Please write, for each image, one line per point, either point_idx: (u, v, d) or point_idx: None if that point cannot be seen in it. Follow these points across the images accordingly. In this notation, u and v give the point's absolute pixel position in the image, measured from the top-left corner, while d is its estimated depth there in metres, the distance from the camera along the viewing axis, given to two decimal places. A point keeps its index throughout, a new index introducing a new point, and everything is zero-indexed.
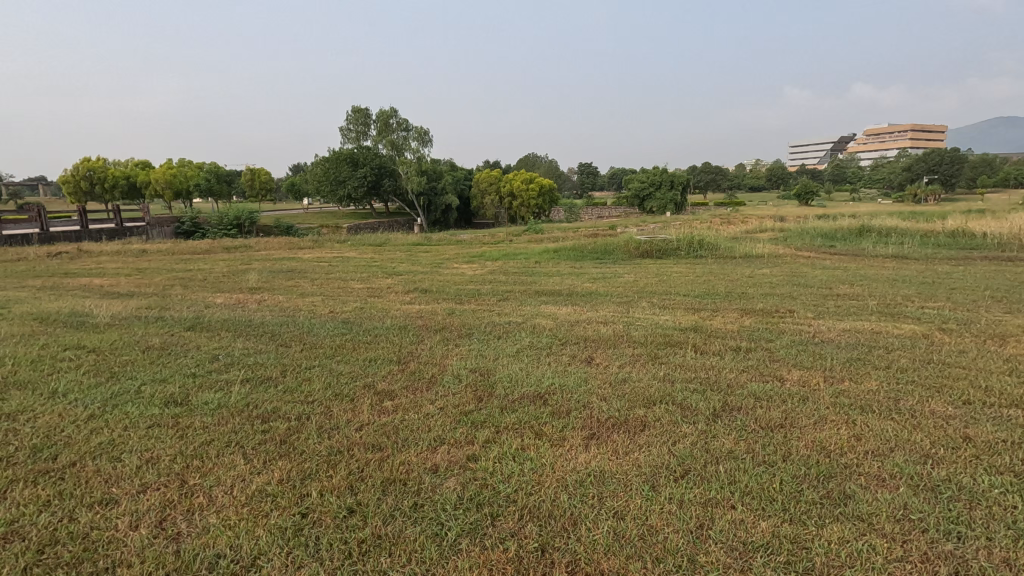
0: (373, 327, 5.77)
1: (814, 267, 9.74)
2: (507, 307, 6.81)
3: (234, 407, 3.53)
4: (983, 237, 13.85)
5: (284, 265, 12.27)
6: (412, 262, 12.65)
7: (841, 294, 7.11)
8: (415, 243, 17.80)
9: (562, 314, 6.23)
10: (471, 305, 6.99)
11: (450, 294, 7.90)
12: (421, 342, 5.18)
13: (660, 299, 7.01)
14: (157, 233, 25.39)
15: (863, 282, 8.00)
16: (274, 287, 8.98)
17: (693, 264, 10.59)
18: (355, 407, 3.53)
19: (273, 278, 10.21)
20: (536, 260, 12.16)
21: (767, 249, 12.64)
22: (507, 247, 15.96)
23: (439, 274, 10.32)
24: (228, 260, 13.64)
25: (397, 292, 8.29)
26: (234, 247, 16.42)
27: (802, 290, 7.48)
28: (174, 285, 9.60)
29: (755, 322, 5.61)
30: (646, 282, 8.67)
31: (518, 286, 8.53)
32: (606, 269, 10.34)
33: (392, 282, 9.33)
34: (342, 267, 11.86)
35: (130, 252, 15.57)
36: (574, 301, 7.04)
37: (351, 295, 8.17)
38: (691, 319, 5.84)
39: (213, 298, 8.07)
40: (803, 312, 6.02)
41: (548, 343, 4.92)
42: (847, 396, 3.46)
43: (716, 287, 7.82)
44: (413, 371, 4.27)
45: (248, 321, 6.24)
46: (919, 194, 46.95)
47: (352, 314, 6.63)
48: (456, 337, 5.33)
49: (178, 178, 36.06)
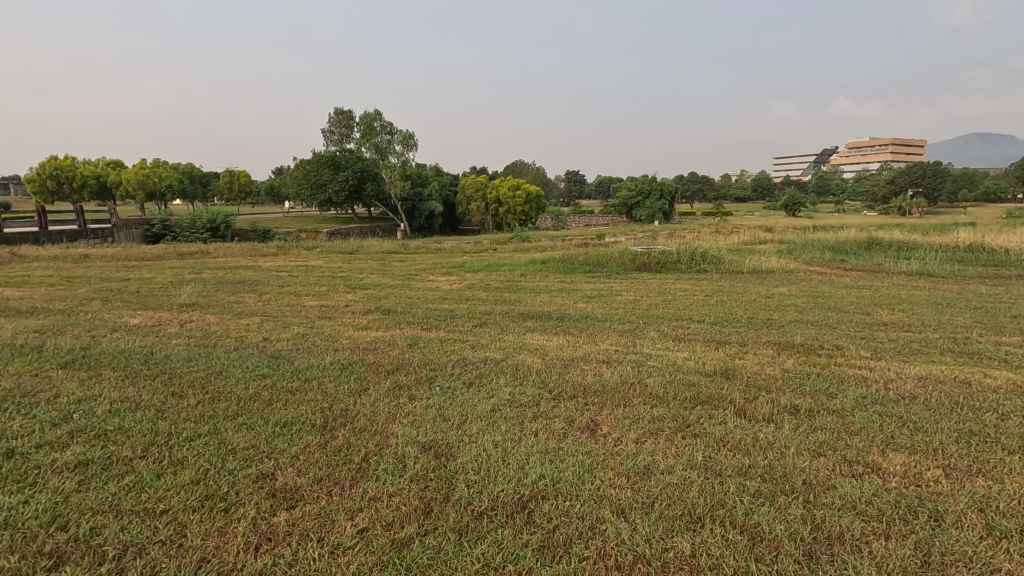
0: (307, 366, 4.42)
1: (836, 286, 8.59)
2: (483, 336, 5.47)
3: (21, 531, 2.16)
4: (1001, 254, 12.90)
5: (236, 276, 10.75)
6: (382, 273, 11.24)
7: (888, 322, 5.90)
8: (390, 249, 16.44)
9: (551, 349, 4.93)
10: (439, 334, 5.65)
11: (417, 317, 6.56)
12: (364, 392, 3.82)
13: (672, 327, 5.77)
14: (123, 236, 23.59)
15: (904, 307, 6.81)
16: (211, 304, 7.56)
17: (697, 280, 9.40)
18: (226, 528, 2.22)
19: (215, 292, 8.78)
20: (521, 274, 10.81)
21: (775, 262, 11.53)
22: (490, 256, 14.65)
23: (410, 289, 9.01)
24: (175, 269, 12.02)
25: (354, 313, 6.92)
26: (190, 253, 14.82)
27: (838, 316, 6.27)
28: (94, 300, 8.11)
29: (801, 366, 4.33)
30: (649, 303, 7.40)
31: (501, 305, 7.25)
32: (601, 285, 9.11)
33: (352, 299, 7.98)
34: (301, 278, 10.47)
35: (70, 256, 13.97)
36: (566, 329, 5.76)
37: (298, 316, 6.80)
38: (718, 360, 4.55)
39: (129, 318, 6.61)
40: (855, 349, 4.77)
41: (535, 398, 3.63)
42: (1005, 516, 2.22)
43: (735, 313, 6.57)
44: (337, 450, 2.93)
45: (148, 354, 4.82)
46: (904, 207, 46.84)
47: (288, 344, 5.27)
48: (412, 384, 4.01)
49: (151, 179, 34.09)
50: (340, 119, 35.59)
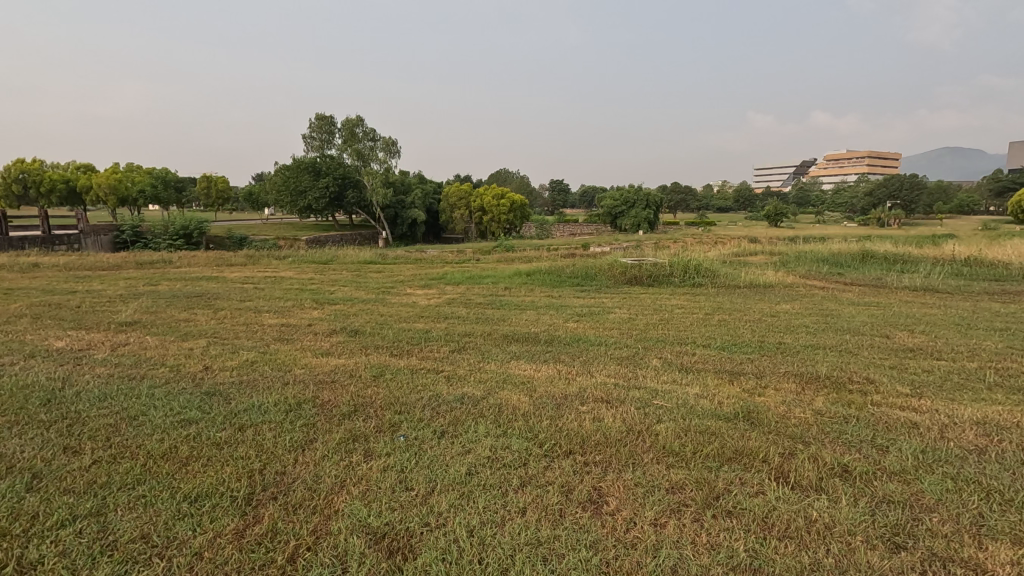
0: (247, 409, 3.63)
1: (842, 303, 8.06)
2: (460, 366, 4.73)
3: None
4: (1000, 267, 12.56)
5: (196, 289, 9.89)
6: (355, 286, 10.43)
7: (914, 348, 5.29)
8: (367, 259, 15.64)
9: (540, 383, 4.20)
10: (410, 361, 4.89)
11: (386, 339, 5.80)
12: (309, 447, 3.07)
13: (677, 353, 5.09)
14: (91, 243, 22.36)
15: (923, 329, 6.24)
16: (156, 322, 6.70)
17: (693, 296, 8.82)
18: None
19: (166, 307, 7.93)
20: (505, 287, 10.11)
21: (772, 275, 11.01)
22: (472, 267, 13.90)
23: (384, 304, 8.26)
24: (130, 280, 11.01)
25: (316, 334, 6.12)
26: (151, 262, 13.81)
27: (856, 340, 5.65)
28: (24, 317, 7.19)
29: (835, 408, 3.66)
30: (646, 322, 6.73)
31: (483, 325, 6.53)
32: (591, 301, 8.46)
33: (318, 317, 7.20)
34: (267, 291, 9.64)
35: (18, 265, 12.92)
36: (556, 355, 5.06)
37: (253, 337, 6.00)
38: (736, 399, 3.87)
39: (54, 341, 5.74)
40: (891, 384, 4.13)
41: (523, 457, 2.91)
42: None
43: (743, 336, 5.92)
44: (258, 542, 2.19)
45: (54, 391, 3.98)
46: (884, 218, 47.24)
47: (231, 376, 4.48)
48: (372, 434, 3.27)
49: (124, 184, 32.82)
50: (322, 125, 34.81)
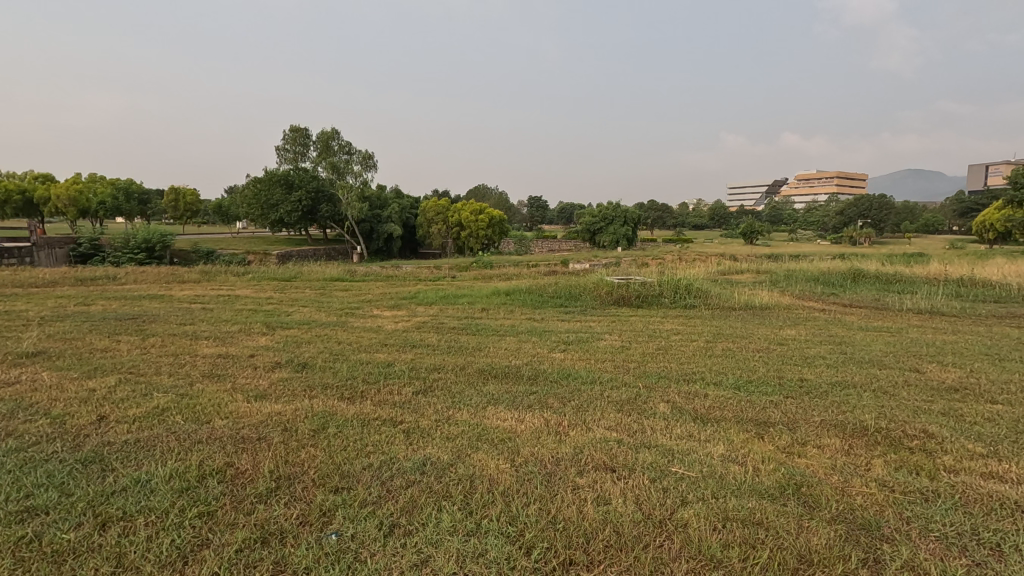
0: (123, 489, 2.64)
1: (852, 328, 7.38)
2: (425, 414, 3.79)
3: None
4: (995, 288, 12.15)
5: (134, 310, 8.78)
6: (317, 307, 9.43)
7: (958, 387, 4.54)
8: (335, 276, 14.61)
9: (525, 441, 3.29)
10: (363, 408, 3.94)
11: (340, 376, 4.85)
12: (194, 559, 2.12)
13: (687, 395, 4.24)
14: (45, 256, 20.90)
15: (954, 360, 5.53)
16: (66, 354, 5.61)
17: (688, 319, 8.05)
18: None
19: (88, 333, 6.81)
20: (482, 309, 9.23)
21: (766, 295, 10.37)
22: (447, 286, 12.99)
23: (344, 329, 7.29)
24: (62, 300, 9.79)
25: (256, 369, 5.12)
26: (94, 279, 12.58)
27: (887, 376, 4.88)
28: None
29: (903, 477, 2.85)
30: (642, 352, 5.90)
31: (455, 356, 5.61)
32: (578, 325, 7.62)
33: (264, 345, 6.19)
34: (214, 313, 8.58)
35: None
36: (544, 398, 4.16)
37: (177, 373, 4.97)
38: (774, 463, 3.02)
39: None
40: (959, 441, 3.33)
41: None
42: None
43: (757, 370, 5.11)
44: None
45: None
46: (858, 236, 47.76)
47: (125, 432, 3.45)
48: (294, 531, 2.32)
49: (85, 196, 31.19)
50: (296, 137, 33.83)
